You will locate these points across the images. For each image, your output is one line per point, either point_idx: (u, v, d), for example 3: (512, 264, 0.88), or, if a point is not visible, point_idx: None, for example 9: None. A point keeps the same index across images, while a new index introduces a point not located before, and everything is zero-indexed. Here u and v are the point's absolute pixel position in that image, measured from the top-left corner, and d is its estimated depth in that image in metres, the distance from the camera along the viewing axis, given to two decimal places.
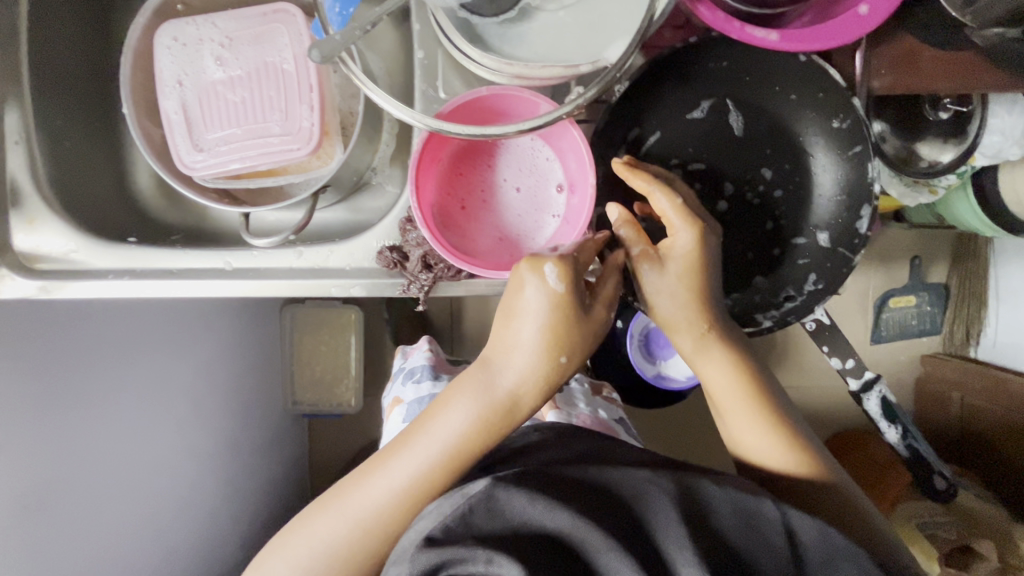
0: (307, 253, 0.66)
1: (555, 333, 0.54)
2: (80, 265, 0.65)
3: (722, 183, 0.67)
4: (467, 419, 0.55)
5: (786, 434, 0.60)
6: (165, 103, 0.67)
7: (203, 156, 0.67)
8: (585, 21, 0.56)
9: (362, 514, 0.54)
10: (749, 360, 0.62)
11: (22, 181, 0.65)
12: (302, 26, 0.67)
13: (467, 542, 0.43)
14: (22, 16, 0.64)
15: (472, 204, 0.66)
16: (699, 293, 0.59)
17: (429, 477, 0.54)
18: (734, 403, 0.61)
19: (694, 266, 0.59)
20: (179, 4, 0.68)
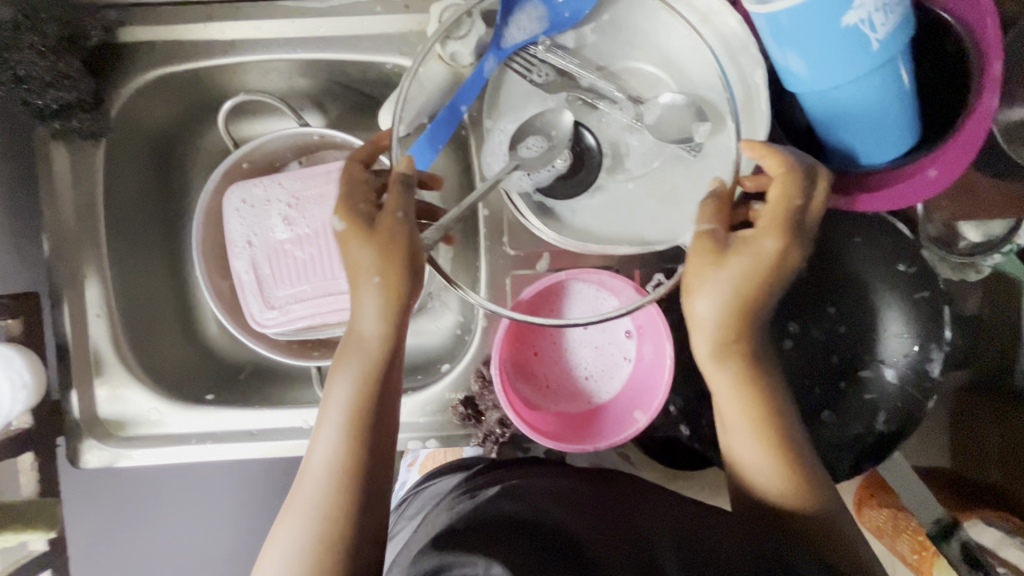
0: None
1: (391, 268, 0.52)
2: (162, 428, 0.67)
3: (787, 323, 0.68)
4: (352, 385, 0.54)
5: (782, 455, 0.55)
6: (236, 263, 0.69)
7: (275, 314, 0.68)
8: (657, 192, 0.57)
9: (308, 506, 0.52)
10: (761, 375, 0.55)
11: (104, 350, 0.66)
12: None
13: (468, 550, 0.49)
14: (97, 190, 0.66)
15: (544, 357, 0.66)
16: (743, 298, 0.51)
17: (340, 454, 0.53)
18: (733, 413, 0.55)
19: (754, 273, 0.50)
20: (244, 163, 0.69)
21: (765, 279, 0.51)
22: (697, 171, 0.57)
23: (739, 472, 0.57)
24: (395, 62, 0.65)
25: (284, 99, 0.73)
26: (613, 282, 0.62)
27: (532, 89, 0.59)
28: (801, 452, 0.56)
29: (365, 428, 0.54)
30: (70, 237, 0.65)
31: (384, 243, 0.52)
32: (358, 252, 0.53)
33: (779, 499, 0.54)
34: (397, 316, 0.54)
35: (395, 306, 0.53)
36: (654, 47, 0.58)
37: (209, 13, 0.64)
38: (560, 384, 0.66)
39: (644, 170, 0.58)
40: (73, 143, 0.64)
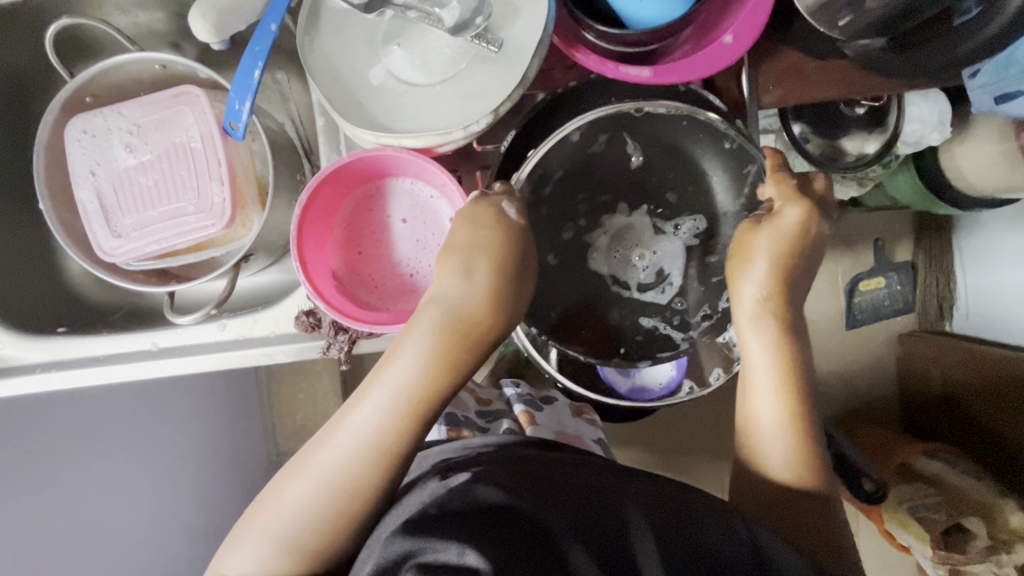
0: (230, 324, 0.67)
1: (499, 263, 0.59)
2: (14, 361, 0.66)
3: (622, 205, 0.66)
4: (421, 355, 0.58)
5: (800, 426, 0.61)
6: (80, 193, 0.69)
7: (122, 242, 0.68)
8: (465, 92, 0.58)
9: (324, 476, 0.55)
10: (797, 352, 0.63)
11: None
12: (205, 105, 0.68)
13: (444, 534, 0.49)
14: None
15: (371, 254, 0.66)
16: (780, 261, 0.62)
17: (388, 424, 0.57)
18: (764, 378, 0.62)
19: (781, 251, 0.62)
20: (87, 95, 0.70)
21: (792, 255, 0.62)
22: (501, 67, 0.58)
23: (755, 435, 0.63)
24: None
25: (136, 37, 0.75)
26: (393, 154, 0.61)
27: (348, 10, 0.62)
28: (811, 435, 0.62)
29: (425, 404, 0.58)
30: None
31: (510, 249, 0.59)
32: (467, 237, 0.59)
33: (789, 472, 0.61)
34: (498, 300, 0.59)
35: (497, 283, 0.59)
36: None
37: None
38: (379, 271, 0.66)
39: (455, 75, 0.59)
40: None
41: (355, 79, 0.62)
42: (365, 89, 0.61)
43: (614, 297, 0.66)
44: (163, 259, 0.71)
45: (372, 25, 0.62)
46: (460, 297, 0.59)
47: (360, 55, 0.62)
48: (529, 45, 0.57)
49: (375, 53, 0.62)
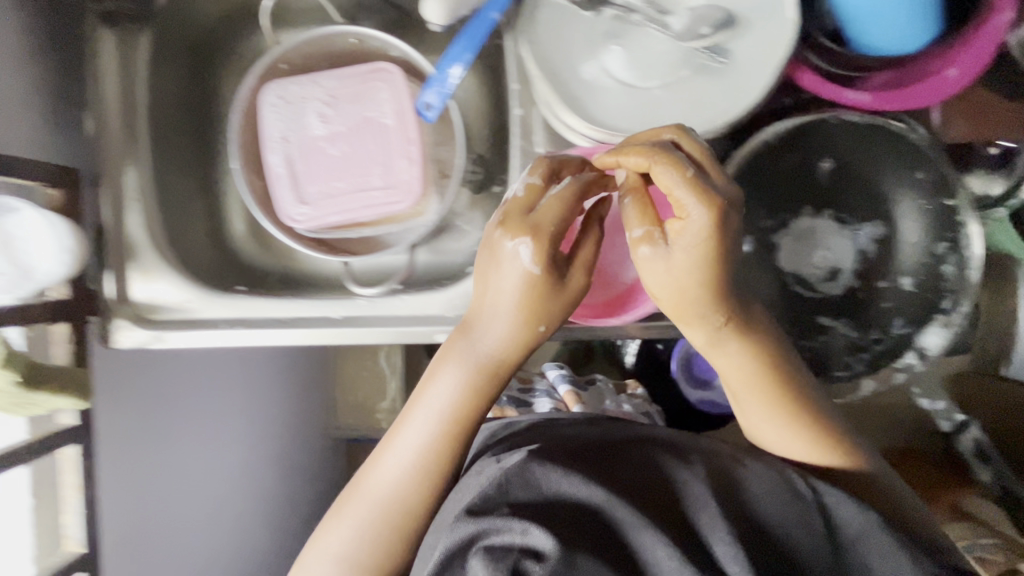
0: (410, 299, 0.69)
1: (529, 305, 0.53)
2: (195, 314, 0.68)
3: (805, 211, 0.65)
4: (456, 390, 0.54)
5: (812, 429, 0.53)
6: (271, 157, 0.71)
7: (308, 209, 0.70)
8: (684, 99, 0.60)
9: (376, 500, 0.53)
10: (773, 349, 0.53)
11: (138, 236, 0.67)
12: (402, 82, 0.70)
13: (504, 512, 0.44)
14: (140, 75, 0.67)
15: None
16: (711, 272, 0.46)
17: (433, 448, 0.54)
18: (749, 392, 0.53)
19: (709, 255, 0.45)
20: (282, 63, 0.71)
21: (722, 254, 0.46)
22: (727, 78, 0.58)
23: (758, 438, 0.55)
24: None
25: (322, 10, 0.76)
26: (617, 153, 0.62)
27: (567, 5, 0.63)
28: (829, 419, 0.54)
29: (463, 437, 0.54)
30: (115, 121, 0.66)
31: (531, 299, 0.52)
32: (503, 276, 0.52)
33: (798, 456, 0.53)
34: (528, 343, 0.55)
35: (525, 326, 0.54)
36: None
37: None
38: None
39: (677, 82, 0.60)
40: (120, 30, 0.66)
41: (570, 74, 0.63)
42: (579, 84, 0.63)
43: (794, 313, 0.65)
44: (337, 229, 0.72)
45: (590, 22, 0.63)
46: (484, 333, 0.54)
47: (576, 50, 0.63)
48: (760, 55, 0.57)
49: (592, 51, 0.63)
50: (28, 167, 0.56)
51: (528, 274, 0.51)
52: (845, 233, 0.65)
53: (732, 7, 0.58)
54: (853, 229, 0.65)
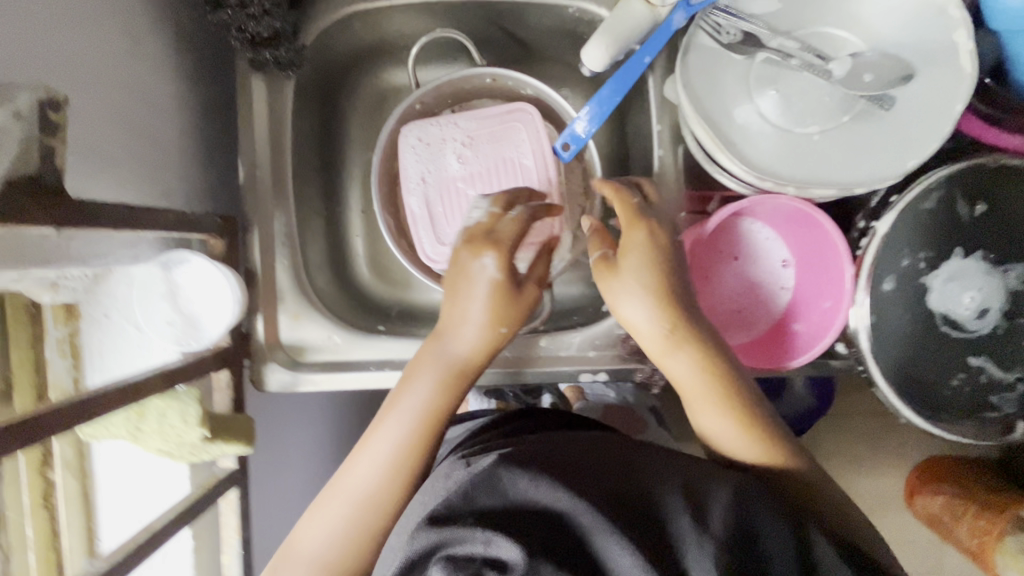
0: (551, 339, 0.70)
1: (495, 313, 0.60)
2: (341, 356, 0.69)
3: (951, 251, 0.65)
4: (427, 394, 0.60)
5: (750, 426, 0.56)
6: (410, 198, 0.71)
7: (448, 250, 0.70)
8: (849, 146, 0.59)
9: (356, 493, 0.57)
10: (719, 352, 0.58)
11: (286, 280, 0.68)
12: (540, 123, 0.70)
13: (467, 523, 0.44)
14: (286, 120, 0.67)
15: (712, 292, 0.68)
16: (660, 286, 0.56)
17: (408, 445, 0.59)
18: (701, 396, 0.57)
19: (652, 266, 0.57)
20: (418, 103, 0.72)
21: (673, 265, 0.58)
22: (895, 125, 0.58)
23: (715, 445, 0.57)
24: (579, 6, 0.67)
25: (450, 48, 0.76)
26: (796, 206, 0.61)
27: (720, 49, 0.63)
28: (764, 415, 0.57)
29: (438, 429, 0.60)
30: (265, 167, 0.66)
31: (506, 308, 0.60)
32: (474, 285, 0.60)
33: (753, 459, 0.55)
34: (495, 348, 0.62)
35: (491, 331, 0.60)
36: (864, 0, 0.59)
37: None
38: (718, 308, 0.68)
39: (840, 128, 0.60)
40: (268, 75, 0.66)
41: (726, 119, 0.63)
42: (734, 129, 0.62)
43: (936, 354, 0.66)
44: None
45: (742, 66, 0.63)
46: (456, 340, 0.61)
47: (729, 94, 0.63)
48: (933, 101, 0.57)
49: (746, 95, 0.63)
50: (203, 222, 0.57)
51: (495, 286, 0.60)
52: (997, 272, 0.64)
53: (901, 54, 0.58)
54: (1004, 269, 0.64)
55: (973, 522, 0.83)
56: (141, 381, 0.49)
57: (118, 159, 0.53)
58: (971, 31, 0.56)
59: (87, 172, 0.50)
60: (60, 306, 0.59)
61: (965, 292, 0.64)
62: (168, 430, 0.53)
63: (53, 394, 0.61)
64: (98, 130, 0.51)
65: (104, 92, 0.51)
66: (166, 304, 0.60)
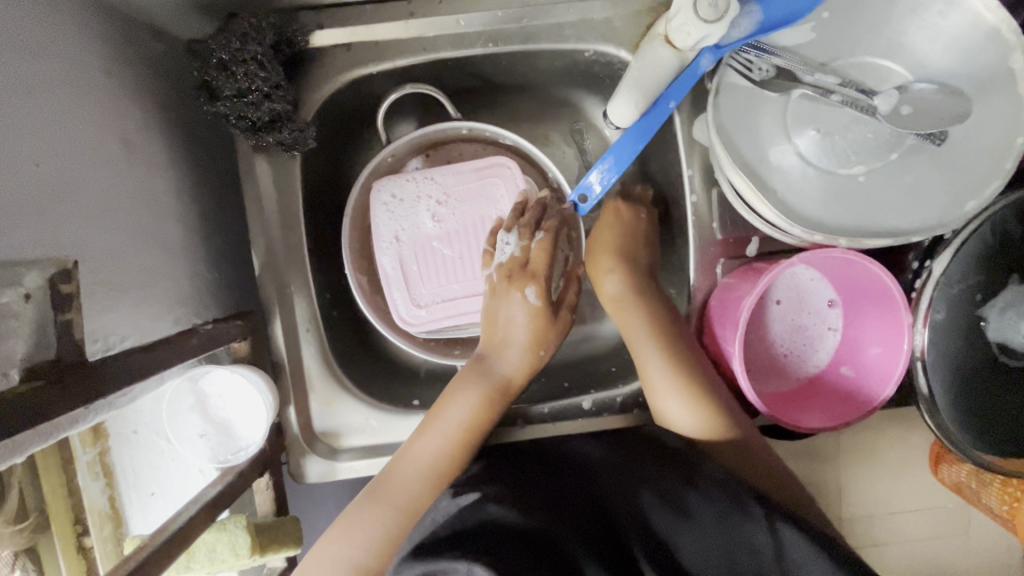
0: (593, 399, 0.68)
1: (535, 333, 0.64)
2: (378, 438, 0.66)
3: (1012, 277, 0.60)
4: (471, 407, 0.62)
5: (701, 395, 0.60)
6: (382, 259, 0.66)
7: (425, 313, 0.66)
8: (896, 186, 0.56)
9: (397, 500, 0.58)
10: (672, 329, 0.64)
11: (314, 366, 0.65)
12: (521, 178, 0.66)
13: (452, 553, 0.43)
14: (296, 200, 0.63)
15: (752, 339, 0.66)
16: (623, 257, 0.68)
17: (445, 453, 0.60)
18: (657, 362, 0.62)
19: (623, 238, 0.68)
20: (390, 156, 0.68)
21: (637, 247, 0.69)
22: (944, 162, 0.55)
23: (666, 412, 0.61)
24: (597, 49, 0.62)
25: (460, 97, 0.71)
26: (847, 258, 0.57)
27: (752, 87, 0.58)
28: (717, 394, 0.61)
29: (473, 444, 0.61)
30: (279, 253, 0.63)
31: (540, 329, 0.65)
32: (513, 310, 0.64)
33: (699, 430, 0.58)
34: (535, 367, 0.65)
35: (531, 350, 0.64)
36: (909, 26, 0.55)
37: (412, 9, 0.60)
38: (758, 354, 0.66)
39: (885, 167, 0.56)
40: (272, 155, 0.61)
41: (764, 166, 0.59)
42: (772, 173, 0.58)
43: (997, 385, 0.61)
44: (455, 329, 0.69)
45: (776, 104, 0.59)
46: (502, 359, 0.64)
47: (765, 136, 0.59)
48: (989, 136, 0.53)
49: (784, 135, 0.58)
50: (225, 332, 0.54)
51: (534, 308, 0.64)
52: None
53: (950, 83, 0.54)
54: None
55: (1002, 490, 0.71)
56: (187, 519, 0.47)
57: (131, 282, 0.50)
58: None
59: (103, 309, 0.47)
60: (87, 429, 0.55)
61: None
62: (219, 564, 0.52)
63: (90, 518, 0.59)
64: (109, 260, 0.48)
65: (107, 220, 0.48)
66: (196, 415, 0.57)
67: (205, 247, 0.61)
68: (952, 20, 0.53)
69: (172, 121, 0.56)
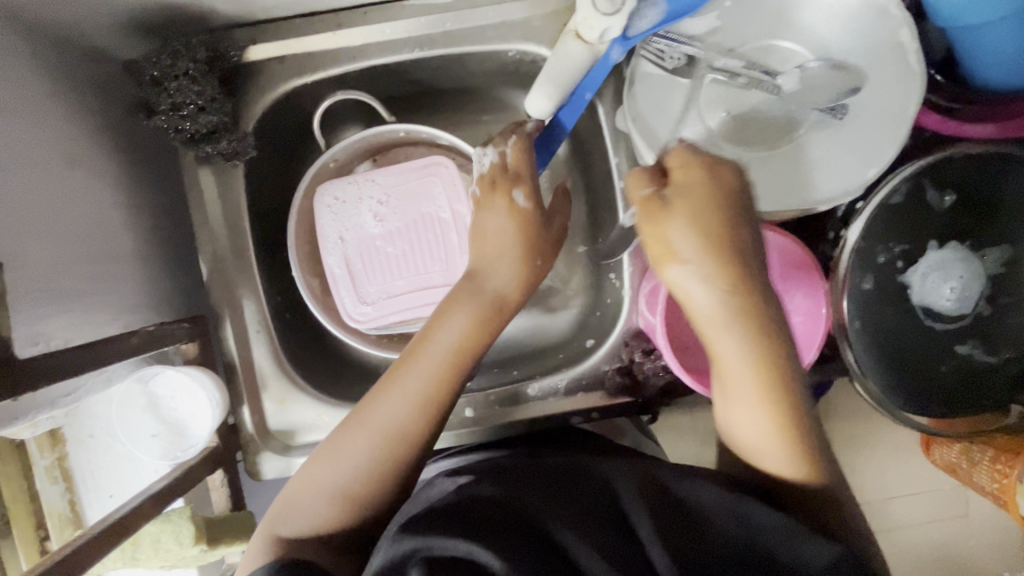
0: (538, 386, 0.70)
1: (525, 239, 0.59)
2: (331, 432, 0.68)
3: (928, 242, 0.62)
4: (462, 331, 0.56)
5: (788, 419, 0.49)
6: (329, 259, 0.69)
7: (371, 309, 0.69)
8: (803, 161, 0.58)
9: (381, 423, 0.52)
10: (777, 338, 0.48)
11: (267, 365, 0.67)
12: (457, 176, 0.69)
13: (447, 532, 0.41)
14: (243, 207, 0.66)
15: None
16: (715, 236, 0.47)
17: (436, 380, 0.54)
18: (740, 380, 0.49)
19: (701, 210, 0.47)
20: (332, 161, 0.71)
21: (722, 218, 0.48)
22: (847, 135, 0.57)
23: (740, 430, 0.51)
24: (519, 48, 0.65)
25: (399, 102, 0.74)
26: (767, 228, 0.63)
27: (666, 75, 0.61)
28: (807, 420, 0.49)
29: (465, 368, 0.55)
30: (226, 257, 0.66)
31: (530, 229, 0.60)
32: (499, 219, 0.60)
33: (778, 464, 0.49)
34: (528, 278, 0.60)
35: (525, 261, 0.59)
36: (801, 8, 0.58)
37: (339, 21, 0.63)
38: None
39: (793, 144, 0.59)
40: (215, 166, 0.64)
41: None
42: None
43: (925, 347, 0.64)
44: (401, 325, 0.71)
45: (688, 88, 0.61)
46: (491, 274, 0.59)
47: (679, 120, 0.61)
48: (887, 106, 0.56)
49: (697, 117, 0.61)
50: (169, 333, 0.57)
51: (522, 212, 0.60)
52: (977, 261, 0.63)
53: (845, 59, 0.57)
54: (985, 255, 0.63)
55: (993, 467, 0.71)
56: (130, 510, 0.49)
57: (75, 290, 0.53)
58: (915, 31, 0.54)
59: (45, 314, 0.50)
60: (44, 435, 0.59)
61: (947, 282, 0.62)
62: (163, 553, 0.55)
63: (51, 521, 0.61)
64: (56, 268, 0.51)
65: (48, 230, 0.51)
66: (148, 415, 0.59)
67: (154, 255, 0.63)
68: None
69: (115, 137, 0.60)
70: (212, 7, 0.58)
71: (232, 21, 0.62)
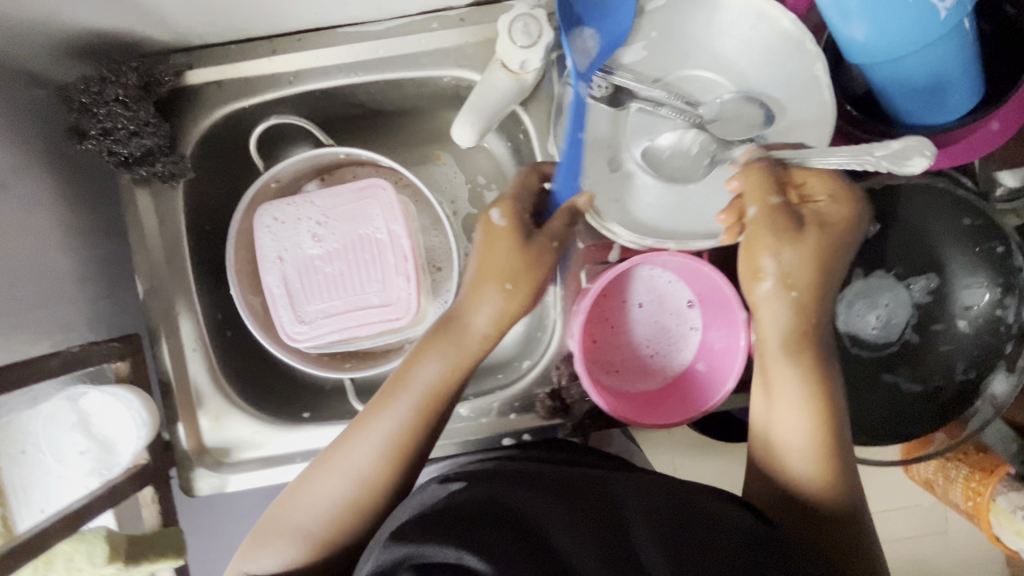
0: (469, 407, 0.70)
1: (505, 263, 0.58)
2: (264, 450, 0.69)
3: (854, 270, 0.64)
4: (438, 375, 0.58)
5: (826, 440, 0.53)
6: (267, 278, 0.70)
7: (307, 328, 0.70)
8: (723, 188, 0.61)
9: (346, 466, 0.55)
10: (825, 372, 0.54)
11: (203, 383, 0.68)
12: (394, 198, 0.70)
13: (440, 537, 0.40)
14: (182, 227, 0.67)
15: (613, 341, 0.68)
16: (820, 261, 0.52)
17: (409, 427, 0.56)
18: (792, 394, 0.53)
19: (816, 243, 0.53)
20: (273, 182, 0.72)
21: (831, 251, 0.53)
22: None
23: (775, 447, 0.54)
24: (453, 75, 0.66)
25: (342, 123, 0.75)
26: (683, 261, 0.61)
27: (592, 103, 0.60)
28: (844, 444, 0.54)
29: (437, 413, 0.58)
30: (163, 277, 0.67)
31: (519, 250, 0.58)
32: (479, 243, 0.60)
33: (809, 480, 0.53)
34: (508, 311, 0.59)
35: (501, 291, 0.58)
36: (721, 43, 0.59)
37: (275, 47, 0.65)
38: (619, 356, 0.68)
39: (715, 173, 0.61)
40: (153, 187, 0.66)
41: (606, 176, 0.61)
42: (613, 184, 0.61)
43: (851, 373, 0.65)
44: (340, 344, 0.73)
45: (615, 116, 0.61)
46: (469, 316, 0.59)
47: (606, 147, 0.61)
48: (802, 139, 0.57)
49: (623, 146, 0.61)
50: (96, 353, 0.58)
51: (500, 233, 0.58)
52: (902, 290, 0.64)
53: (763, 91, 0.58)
54: (909, 283, 0.64)
55: (965, 485, 0.74)
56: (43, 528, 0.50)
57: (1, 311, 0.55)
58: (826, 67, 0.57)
59: None
60: None
61: (871, 311, 0.64)
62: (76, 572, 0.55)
63: None
64: None
65: None
66: (78, 432, 0.61)
67: (90, 275, 0.65)
68: (755, 33, 0.58)
69: (51, 160, 0.61)
70: (145, 35, 0.59)
71: (168, 47, 0.63)
